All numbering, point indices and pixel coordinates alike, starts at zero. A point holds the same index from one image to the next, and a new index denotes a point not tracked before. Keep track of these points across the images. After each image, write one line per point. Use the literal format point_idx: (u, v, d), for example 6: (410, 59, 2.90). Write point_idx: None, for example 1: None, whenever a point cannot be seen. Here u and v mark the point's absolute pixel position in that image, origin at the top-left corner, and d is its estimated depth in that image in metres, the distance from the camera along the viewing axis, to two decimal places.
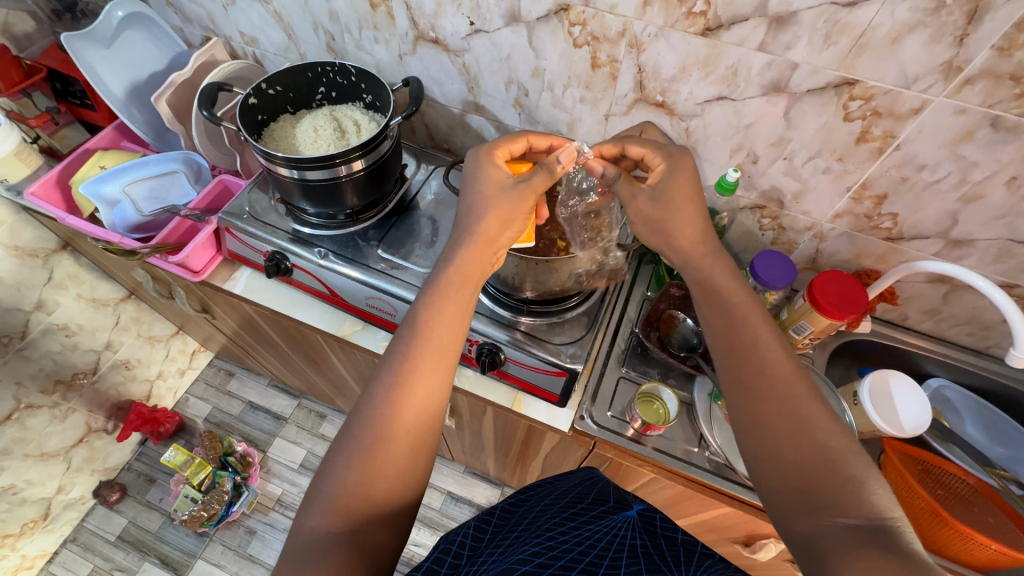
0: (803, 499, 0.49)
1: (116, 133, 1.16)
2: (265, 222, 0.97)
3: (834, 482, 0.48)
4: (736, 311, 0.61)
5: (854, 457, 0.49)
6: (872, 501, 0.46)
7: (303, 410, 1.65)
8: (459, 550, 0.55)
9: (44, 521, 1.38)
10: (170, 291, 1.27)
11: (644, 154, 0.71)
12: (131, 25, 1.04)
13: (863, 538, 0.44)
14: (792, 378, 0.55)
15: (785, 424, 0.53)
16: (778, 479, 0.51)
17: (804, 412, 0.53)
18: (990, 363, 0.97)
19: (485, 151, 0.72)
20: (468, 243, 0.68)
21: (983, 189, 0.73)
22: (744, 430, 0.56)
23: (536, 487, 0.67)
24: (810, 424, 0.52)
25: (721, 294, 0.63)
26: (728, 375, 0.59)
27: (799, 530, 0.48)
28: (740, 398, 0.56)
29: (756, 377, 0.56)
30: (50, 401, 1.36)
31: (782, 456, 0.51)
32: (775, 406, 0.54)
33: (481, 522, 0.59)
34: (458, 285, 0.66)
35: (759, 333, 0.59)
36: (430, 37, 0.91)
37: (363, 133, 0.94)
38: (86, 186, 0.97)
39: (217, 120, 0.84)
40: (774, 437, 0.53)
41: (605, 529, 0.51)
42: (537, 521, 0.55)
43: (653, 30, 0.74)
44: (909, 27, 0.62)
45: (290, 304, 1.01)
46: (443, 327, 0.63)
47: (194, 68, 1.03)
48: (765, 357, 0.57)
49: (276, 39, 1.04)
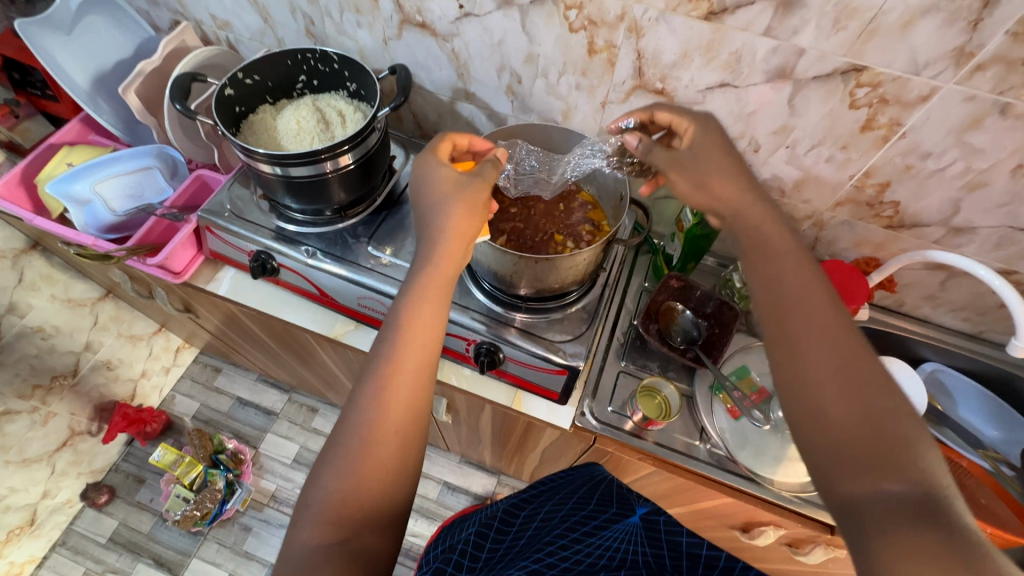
0: (856, 459, 0.45)
1: (82, 125, 1.08)
2: (248, 220, 0.92)
3: (885, 442, 0.44)
4: (780, 260, 0.57)
5: (905, 415, 0.46)
6: (923, 465, 0.43)
7: (294, 404, 1.60)
8: (463, 559, 0.63)
9: (31, 527, 1.35)
10: (150, 291, 1.23)
11: (671, 119, 0.71)
12: (90, 9, 0.96)
13: (915, 509, 0.40)
14: (840, 330, 0.51)
15: (838, 377, 0.48)
16: (823, 437, 0.47)
17: (857, 367, 0.49)
18: (984, 347, 0.98)
19: (428, 155, 0.69)
20: (442, 240, 0.63)
21: (988, 176, 0.72)
22: (783, 383, 0.51)
23: (551, 481, 0.81)
24: (864, 381, 0.48)
25: (764, 250, 0.58)
26: (767, 327, 0.54)
27: (843, 491, 0.44)
28: (783, 352, 0.52)
29: (799, 328, 0.52)
30: (29, 406, 1.41)
31: (828, 409, 0.47)
32: (823, 358, 0.50)
33: (481, 535, 0.68)
34: (434, 283, 0.62)
35: (807, 281, 0.55)
36: (417, 21, 0.86)
37: (348, 125, 0.89)
38: (53, 185, 0.92)
39: (192, 113, 0.78)
40: (823, 391, 0.48)
41: (604, 542, 0.59)
42: (541, 530, 0.64)
43: (654, 14, 0.71)
44: (922, 11, 0.59)
45: (279, 305, 0.97)
46: (418, 342, 0.59)
47: (163, 55, 0.97)
48: (810, 306, 0.53)
49: (250, 23, 0.98)
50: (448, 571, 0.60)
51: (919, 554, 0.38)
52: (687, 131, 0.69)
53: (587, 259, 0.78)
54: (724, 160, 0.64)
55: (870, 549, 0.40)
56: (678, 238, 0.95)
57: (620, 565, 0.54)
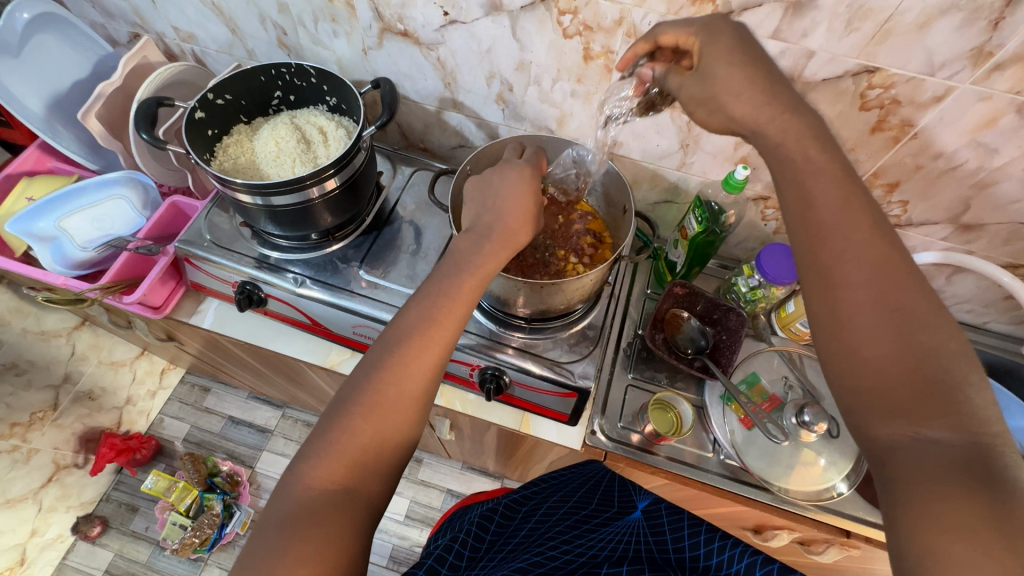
0: (891, 401, 0.41)
1: (41, 152, 1.01)
2: (231, 249, 0.87)
3: (924, 386, 0.40)
4: (818, 181, 0.49)
5: (952, 356, 0.41)
6: (971, 407, 0.39)
7: (289, 420, 1.51)
8: (461, 550, 0.60)
9: (22, 566, 1.27)
10: (127, 321, 1.17)
11: (676, 38, 0.58)
12: (40, 28, 0.88)
13: (954, 458, 0.37)
14: (881, 263, 0.46)
15: (876, 315, 0.44)
16: (855, 378, 0.44)
17: (901, 302, 0.44)
18: (987, 337, 0.97)
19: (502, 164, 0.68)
20: (461, 284, 0.60)
21: (1000, 174, 0.70)
22: (818, 322, 0.47)
23: (549, 479, 0.79)
24: (908, 319, 0.43)
25: (804, 174, 0.49)
26: (804, 261, 0.49)
27: (874, 436, 0.41)
28: (818, 287, 0.47)
29: (836, 261, 0.47)
30: (8, 445, 1.36)
31: (864, 351, 0.44)
32: (861, 295, 0.45)
33: (483, 523, 0.66)
34: (447, 319, 0.57)
35: (848, 206, 0.48)
36: (398, 29, 0.80)
37: (331, 144, 0.84)
38: (13, 224, 0.88)
39: (161, 142, 0.72)
40: (859, 330, 0.44)
41: (607, 537, 0.58)
42: (534, 532, 0.62)
43: (654, 18, 0.66)
44: (940, 11, 0.56)
45: (268, 336, 0.92)
46: (416, 373, 0.54)
47: (125, 74, 0.89)
48: (848, 237, 0.47)
49: (217, 34, 0.91)
50: (447, 558, 0.58)
51: (950, 507, 0.35)
52: (695, 48, 0.56)
53: (593, 279, 0.74)
54: (737, 77, 0.52)
55: (897, 497, 0.38)
56: (681, 245, 0.92)
57: (622, 557, 0.53)
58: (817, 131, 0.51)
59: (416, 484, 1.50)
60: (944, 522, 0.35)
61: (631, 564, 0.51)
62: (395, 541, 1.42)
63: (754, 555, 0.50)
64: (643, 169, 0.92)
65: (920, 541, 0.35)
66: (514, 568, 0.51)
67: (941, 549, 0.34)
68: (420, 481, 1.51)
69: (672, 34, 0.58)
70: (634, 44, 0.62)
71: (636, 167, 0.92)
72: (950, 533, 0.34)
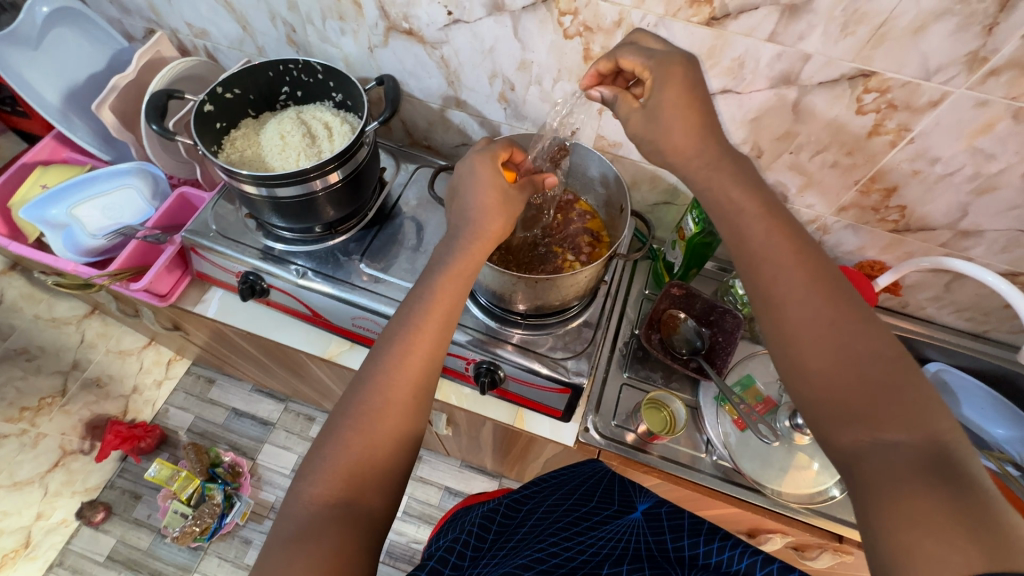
0: (843, 410, 0.42)
1: (56, 142, 1.05)
2: (237, 240, 0.89)
3: (870, 392, 0.41)
4: (744, 218, 0.52)
5: (892, 361, 0.42)
6: (920, 408, 0.40)
7: (290, 413, 1.53)
8: (463, 551, 0.61)
9: (27, 548, 1.29)
10: (136, 310, 1.19)
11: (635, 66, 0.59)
12: (59, 22, 0.91)
13: (914, 458, 0.38)
14: (813, 282, 0.47)
15: (816, 330, 0.45)
16: (809, 392, 0.44)
17: (838, 318, 0.45)
18: (987, 346, 0.96)
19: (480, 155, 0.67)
20: (452, 278, 0.61)
21: (997, 180, 0.70)
22: (768, 340, 0.48)
23: (552, 478, 0.80)
24: (845, 332, 0.44)
25: (727, 214, 0.53)
26: (745, 286, 0.51)
27: (836, 443, 0.42)
28: (762, 309, 0.49)
29: (773, 283, 0.48)
30: (17, 429, 1.40)
31: (811, 364, 0.44)
32: (800, 313, 0.46)
33: (484, 526, 0.67)
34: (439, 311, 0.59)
35: (772, 235, 0.50)
36: (403, 28, 0.82)
37: (335, 138, 0.86)
38: (27, 210, 0.90)
39: (170, 134, 0.74)
40: (803, 346, 0.45)
41: (609, 536, 0.58)
42: (537, 528, 0.63)
43: (653, 20, 0.68)
44: (935, 15, 0.57)
45: (271, 326, 0.94)
46: (404, 378, 0.55)
47: (138, 68, 0.92)
48: (780, 261, 0.48)
49: (229, 31, 0.94)
50: (449, 558, 0.59)
51: (917, 506, 0.36)
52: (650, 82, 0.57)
53: (588, 276, 0.75)
54: None
55: (866, 500, 0.38)
56: (678, 245, 0.93)
57: (622, 555, 0.53)
58: (742, 174, 0.54)
59: (415, 481, 1.51)
60: (914, 519, 0.35)
61: (631, 563, 0.51)
62: (392, 537, 1.43)
63: (754, 555, 0.48)
64: (642, 170, 0.93)
65: (893, 540, 0.36)
66: (515, 564, 0.52)
67: (913, 546, 0.34)
68: (419, 478, 1.52)
69: (632, 61, 0.58)
70: (596, 60, 0.61)
71: (635, 167, 0.93)
72: (919, 530, 0.35)
